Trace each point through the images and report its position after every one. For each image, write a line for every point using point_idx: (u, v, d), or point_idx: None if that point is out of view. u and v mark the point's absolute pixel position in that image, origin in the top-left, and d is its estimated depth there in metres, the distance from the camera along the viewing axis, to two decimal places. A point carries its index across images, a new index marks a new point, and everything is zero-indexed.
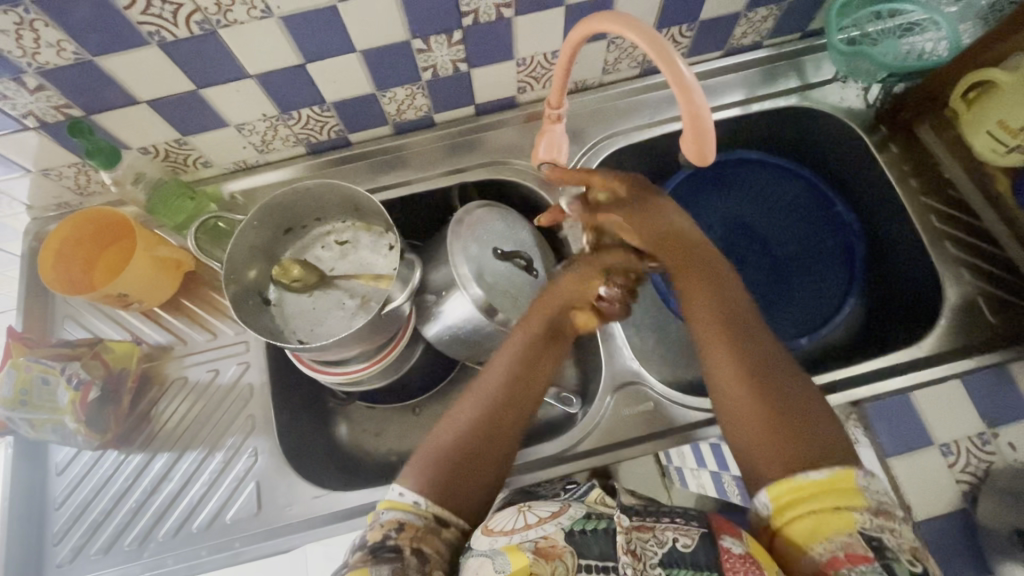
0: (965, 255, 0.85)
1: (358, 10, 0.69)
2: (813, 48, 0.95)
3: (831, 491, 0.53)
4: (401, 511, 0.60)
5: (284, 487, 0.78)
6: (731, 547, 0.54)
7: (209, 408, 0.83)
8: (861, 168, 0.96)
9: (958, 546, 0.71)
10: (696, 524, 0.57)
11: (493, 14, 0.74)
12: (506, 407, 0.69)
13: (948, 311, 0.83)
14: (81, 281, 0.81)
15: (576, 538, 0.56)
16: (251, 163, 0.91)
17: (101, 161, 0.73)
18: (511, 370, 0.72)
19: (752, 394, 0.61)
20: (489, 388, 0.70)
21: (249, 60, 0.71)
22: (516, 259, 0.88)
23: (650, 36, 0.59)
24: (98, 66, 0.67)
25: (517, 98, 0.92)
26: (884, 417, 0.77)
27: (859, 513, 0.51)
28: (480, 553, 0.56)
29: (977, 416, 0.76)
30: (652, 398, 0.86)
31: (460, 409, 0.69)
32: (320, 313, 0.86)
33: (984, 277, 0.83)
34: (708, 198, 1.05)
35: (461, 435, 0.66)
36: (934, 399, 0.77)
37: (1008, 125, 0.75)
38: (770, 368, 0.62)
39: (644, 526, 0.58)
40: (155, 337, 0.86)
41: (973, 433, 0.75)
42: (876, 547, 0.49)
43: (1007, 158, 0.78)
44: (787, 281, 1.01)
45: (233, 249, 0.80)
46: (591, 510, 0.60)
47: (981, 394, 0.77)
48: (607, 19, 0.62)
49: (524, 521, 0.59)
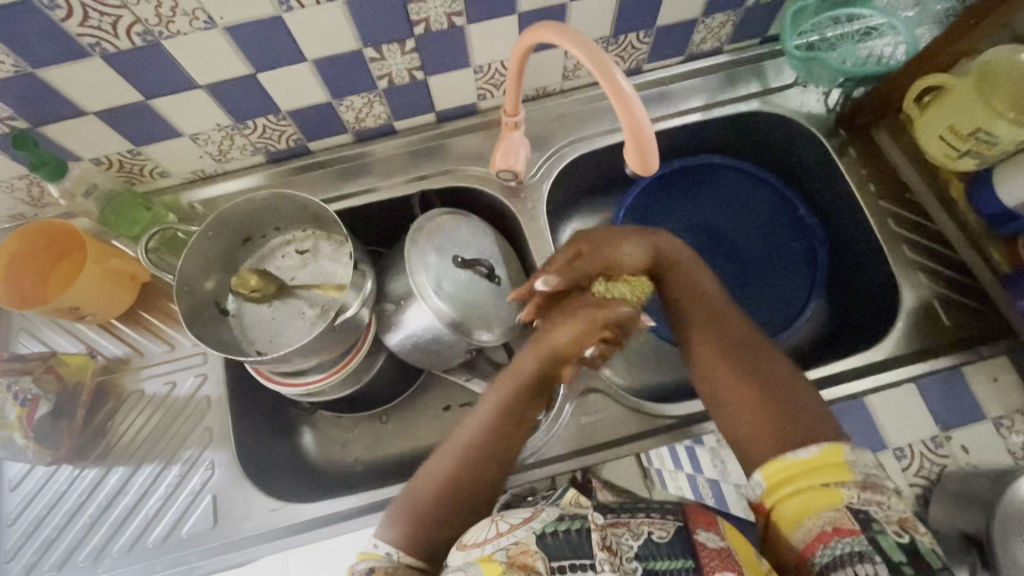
0: (921, 258, 0.86)
1: (306, 20, 0.68)
2: (773, 53, 0.95)
3: (818, 472, 0.56)
4: (374, 559, 0.64)
5: (241, 500, 0.78)
6: (706, 541, 0.57)
7: (166, 421, 0.83)
8: (822, 171, 0.96)
9: None
10: (673, 518, 0.60)
11: (445, 22, 0.74)
12: (485, 461, 0.69)
13: (905, 315, 0.83)
14: (33, 294, 0.80)
15: (547, 540, 0.58)
16: (209, 173, 0.90)
17: (45, 175, 0.73)
18: (492, 419, 0.70)
19: (743, 385, 0.64)
20: (469, 439, 0.69)
21: (195, 70, 0.70)
22: (476, 267, 0.87)
23: (587, 47, 0.60)
24: (39, 78, 0.66)
25: (477, 105, 0.92)
26: (839, 421, 0.77)
27: (847, 490, 0.54)
28: (455, 568, 0.58)
29: (932, 420, 0.76)
30: (608, 403, 0.86)
31: (439, 460, 0.69)
32: (280, 323, 0.86)
33: (938, 280, 0.84)
34: (674, 203, 1.06)
35: (439, 489, 0.67)
36: (889, 404, 0.78)
37: (957, 129, 0.75)
38: (759, 362, 0.66)
39: (618, 522, 0.61)
40: (111, 349, 0.85)
41: (927, 436, 0.76)
42: (863, 519, 0.53)
43: (959, 163, 0.78)
44: (752, 285, 1.02)
45: (187, 261, 0.79)
46: (564, 512, 0.61)
47: (935, 397, 0.77)
48: (547, 30, 0.62)
49: (496, 529, 0.60)
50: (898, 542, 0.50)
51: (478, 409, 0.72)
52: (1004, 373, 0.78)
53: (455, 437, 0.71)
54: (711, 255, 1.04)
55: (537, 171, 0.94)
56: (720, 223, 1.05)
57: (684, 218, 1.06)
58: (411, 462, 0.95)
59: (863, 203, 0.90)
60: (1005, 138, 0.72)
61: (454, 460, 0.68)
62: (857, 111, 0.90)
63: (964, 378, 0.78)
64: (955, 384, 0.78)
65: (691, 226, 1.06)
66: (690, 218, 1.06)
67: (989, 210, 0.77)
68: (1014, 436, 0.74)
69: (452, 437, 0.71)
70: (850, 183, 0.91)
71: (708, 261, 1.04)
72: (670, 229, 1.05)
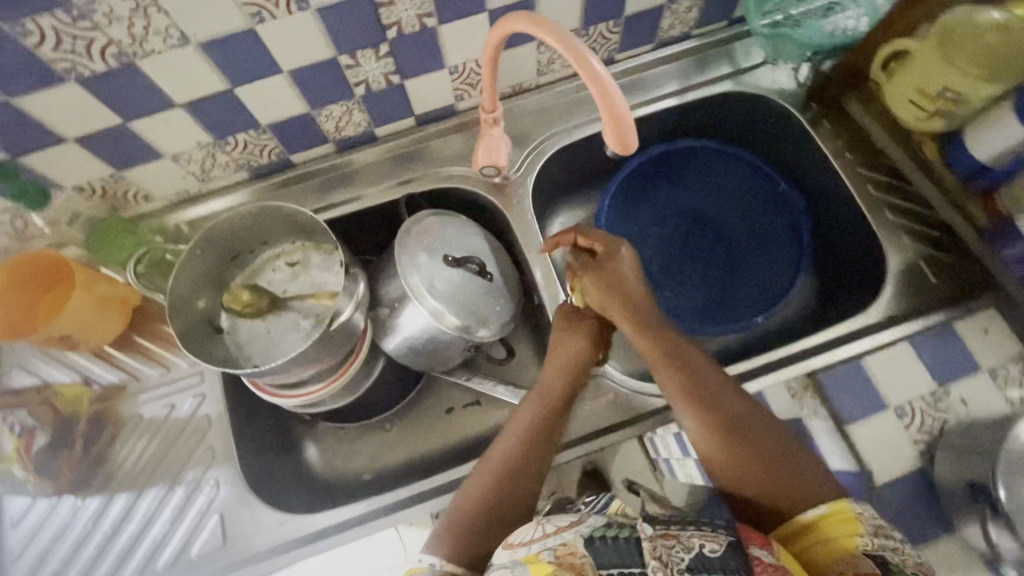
0: (903, 221, 0.87)
1: (278, 33, 0.69)
2: (741, 34, 0.97)
3: (839, 519, 0.61)
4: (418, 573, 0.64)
5: (249, 516, 0.77)
6: (763, 556, 0.58)
7: (167, 444, 0.82)
8: (799, 145, 0.98)
9: (920, 504, 0.73)
10: (723, 533, 0.60)
11: (416, 25, 0.75)
12: (519, 478, 0.72)
13: (893, 275, 0.84)
14: (22, 325, 0.78)
15: (597, 544, 0.56)
16: (193, 193, 0.89)
17: (29, 204, 0.76)
18: (523, 437, 0.75)
19: (735, 460, 0.67)
20: (503, 453, 0.74)
21: (173, 89, 0.71)
22: (467, 264, 0.87)
23: (559, 34, 0.61)
24: (16, 107, 0.66)
25: (455, 106, 0.93)
26: (835, 387, 0.78)
27: (864, 538, 0.59)
28: (500, 566, 0.57)
29: (928, 376, 0.77)
30: (615, 388, 0.87)
31: (476, 479, 0.73)
32: (275, 337, 0.85)
33: (921, 240, 0.86)
34: (657, 189, 1.07)
35: (479, 501, 0.70)
36: (885, 364, 0.78)
37: (926, 92, 0.77)
38: (751, 433, 0.68)
39: (668, 534, 0.59)
40: (107, 376, 0.84)
41: (924, 393, 0.76)
42: (881, 564, 0.57)
43: (929, 124, 0.80)
44: (741, 264, 1.03)
45: (176, 281, 0.79)
46: (612, 520, 0.60)
47: (929, 355, 0.78)
48: (517, 19, 0.63)
49: (543, 531, 0.60)
50: None
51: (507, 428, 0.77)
52: (993, 327, 0.79)
53: (489, 454, 0.75)
54: (698, 238, 1.06)
55: (520, 167, 0.95)
56: (706, 207, 1.07)
57: (669, 204, 1.07)
58: (417, 467, 0.94)
59: (840, 171, 0.92)
60: (971, 92, 0.74)
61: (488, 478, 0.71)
62: (826, 84, 0.92)
63: (954, 333, 0.79)
64: (945, 340, 0.79)
65: (677, 211, 1.07)
66: (675, 204, 1.07)
67: (962, 168, 0.79)
68: (1008, 384, 0.75)
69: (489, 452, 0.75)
70: (827, 153, 0.93)
71: (695, 244, 1.06)
72: (655, 216, 1.06)
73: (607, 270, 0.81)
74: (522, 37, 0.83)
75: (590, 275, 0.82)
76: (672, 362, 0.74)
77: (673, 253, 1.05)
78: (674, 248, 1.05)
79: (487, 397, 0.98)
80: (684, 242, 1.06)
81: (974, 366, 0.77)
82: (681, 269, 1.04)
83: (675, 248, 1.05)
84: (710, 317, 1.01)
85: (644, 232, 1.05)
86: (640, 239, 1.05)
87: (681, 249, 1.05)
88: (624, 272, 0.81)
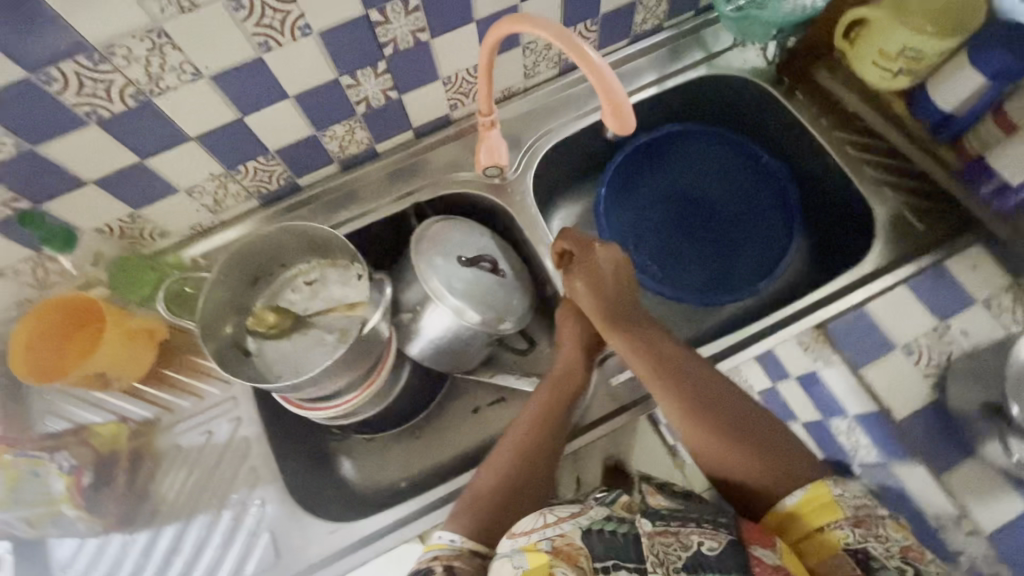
0: (883, 174, 0.93)
1: (284, 60, 0.72)
2: (708, 21, 1.03)
3: (820, 508, 0.64)
4: (440, 548, 0.67)
5: (300, 529, 0.78)
6: (762, 555, 0.61)
7: (209, 470, 0.83)
8: (776, 118, 1.04)
9: (938, 432, 0.77)
10: (724, 531, 0.62)
11: (411, 40, 0.79)
12: (533, 462, 0.77)
13: (881, 226, 0.90)
14: (55, 367, 0.80)
15: (593, 538, 0.61)
16: (207, 226, 0.91)
17: (56, 245, 0.78)
18: (534, 424, 0.81)
19: (720, 448, 0.71)
20: (517, 439, 0.79)
21: (187, 123, 0.74)
22: (480, 263, 0.91)
23: (553, 28, 0.66)
24: (40, 154, 0.69)
25: (451, 115, 0.96)
26: (845, 336, 0.82)
27: (843, 531, 0.61)
28: (502, 554, 0.60)
29: (929, 313, 0.82)
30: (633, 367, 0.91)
31: (493, 464, 0.78)
32: (302, 355, 0.87)
33: (903, 191, 0.91)
34: (647, 174, 1.11)
35: (496, 483, 0.75)
36: (888, 307, 0.83)
37: (885, 52, 0.82)
38: (730, 418, 0.72)
39: (667, 531, 0.62)
40: (140, 412, 0.85)
41: (928, 329, 0.81)
42: (861, 559, 0.60)
43: (895, 82, 0.85)
44: (736, 236, 1.08)
45: (204, 306, 0.82)
46: (612, 513, 0.64)
47: (928, 294, 0.83)
48: (509, 21, 0.69)
49: (544, 520, 0.63)
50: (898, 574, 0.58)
51: (518, 418, 0.83)
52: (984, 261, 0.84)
53: (503, 442, 0.81)
54: (694, 217, 1.10)
55: (517, 167, 0.98)
56: (697, 187, 1.11)
57: (661, 188, 1.11)
58: (454, 467, 0.96)
59: (819, 138, 0.98)
60: (933, 47, 0.79)
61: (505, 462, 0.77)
62: (794, 57, 0.97)
63: (949, 271, 0.84)
64: (940, 278, 0.83)
65: (670, 194, 1.11)
66: (667, 188, 1.11)
67: (931, 118, 0.85)
68: (1003, 311, 0.80)
69: (505, 439, 0.80)
70: (803, 122, 0.99)
71: (691, 222, 1.10)
72: (650, 201, 1.11)
73: (588, 271, 0.86)
74: (509, 43, 0.87)
75: (574, 278, 0.87)
76: (650, 360, 0.79)
77: (671, 234, 1.10)
78: (671, 229, 1.10)
79: (513, 392, 1.01)
80: (680, 223, 1.10)
81: (971, 298, 0.82)
82: (681, 248, 1.09)
83: (672, 229, 1.10)
84: (715, 289, 1.05)
85: (642, 217, 1.10)
86: (638, 224, 1.10)
87: (678, 229, 1.10)
88: (603, 274, 0.86)
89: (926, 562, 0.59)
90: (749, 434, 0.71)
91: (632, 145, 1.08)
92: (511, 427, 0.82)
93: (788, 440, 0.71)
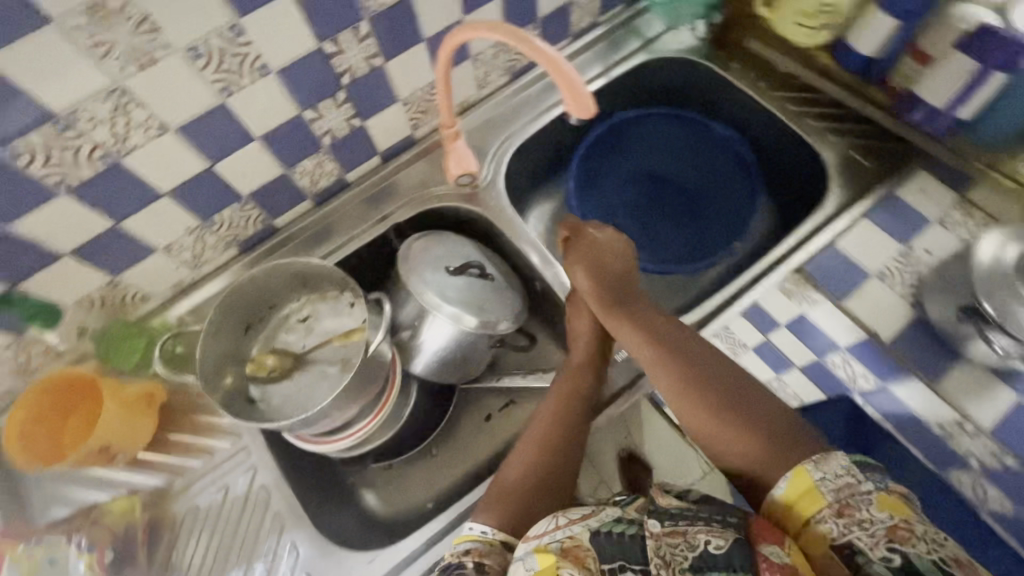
0: (827, 123, 1.00)
1: (247, 103, 0.74)
2: (639, 11, 1.08)
3: (806, 496, 0.61)
4: (472, 539, 0.70)
5: (336, 565, 0.77)
6: (771, 555, 0.57)
7: (231, 527, 0.81)
8: (718, 89, 1.09)
9: (928, 347, 0.81)
10: (732, 528, 0.60)
11: (367, 66, 0.81)
12: (556, 451, 0.78)
13: (835, 170, 0.95)
14: (56, 451, 0.78)
15: (600, 539, 0.62)
16: (189, 282, 0.90)
17: (41, 323, 0.77)
18: (552, 415, 0.82)
19: (716, 425, 0.71)
20: (537, 433, 0.80)
21: (157, 179, 0.74)
22: (469, 270, 0.92)
23: (510, 31, 0.71)
24: (10, 233, 0.68)
25: (414, 135, 0.98)
26: (823, 273, 0.87)
27: (826, 522, 0.58)
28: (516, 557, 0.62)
29: (893, 240, 0.87)
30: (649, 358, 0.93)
31: (516, 459, 0.79)
32: (307, 393, 0.84)
33: (847, 135, 0.98)
34: (609, 163, 1.16)
35: (521, 477, 0.76)
36: (856, 242, 0.88)
37: (806, 11, 0.90)
38: (723, 394, 0.73)
39: (676, 531, 0.62)
40: (149, 481, 0.82)
41: (896, 254, 0.86)
42: (850, 553, 0.56)
43: (818, 38, 0.93)
44: (704, 205, 1.13)
45: (203, 359, 0.81)
46: (621, 514, 0.65)
47: (889, 223, 0.89)
48: (466, 30, 0.73)
49: (556, 523, 0.64)
50: (887, 568, 0.54)
51: (539, 411, 0.84)
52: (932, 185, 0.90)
53: (525, 439, 0.81)
54: (661, 194, 1.15)
55: (487, 173, 1.01)
56: (659, 165, 1.16)
57: (626, 172, 1.16)
58: (477, 477, 0.95)
59: (760, 101, 1.04)
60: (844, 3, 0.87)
61: (529, 457, 0.78)
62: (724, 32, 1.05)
63: (902, 199, 0.90)
64: (896, 207, 0.90)
65: (636, 175, 1.16)
66: (632, 171, 1.16)
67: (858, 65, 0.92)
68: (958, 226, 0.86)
69: (526, 433, 0.81)
70: (745, 89, 1.05)
71: (660, 199, 1.15)
72: (619, 185, 1.15)
73: (590, 259, 0.88)
74: (460, 56, 0.90)
75: (574, 267, 0.89)
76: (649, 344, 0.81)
77: (644, 213, 1.14)
78: (643, 208, 1.14)
79: (522, 392, 1.02)
80: (650, 201, 1.15)
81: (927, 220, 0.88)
82: (655, 225, 1.13)
83: (644, 209, 1.15)
84: (695, 258, 1.10)
85: (613, 202, 1.14)
86: (610, 210, 1.14)
87: (649, 208, 1.14)
88: (605, 261, 0.88)
89: (913, 542, 0.54)
90: (742, 410, 0.71)
91: (590, 138, 1.12)
92: (531, 422, 0.84)
93: (786, 417, 0.69)
